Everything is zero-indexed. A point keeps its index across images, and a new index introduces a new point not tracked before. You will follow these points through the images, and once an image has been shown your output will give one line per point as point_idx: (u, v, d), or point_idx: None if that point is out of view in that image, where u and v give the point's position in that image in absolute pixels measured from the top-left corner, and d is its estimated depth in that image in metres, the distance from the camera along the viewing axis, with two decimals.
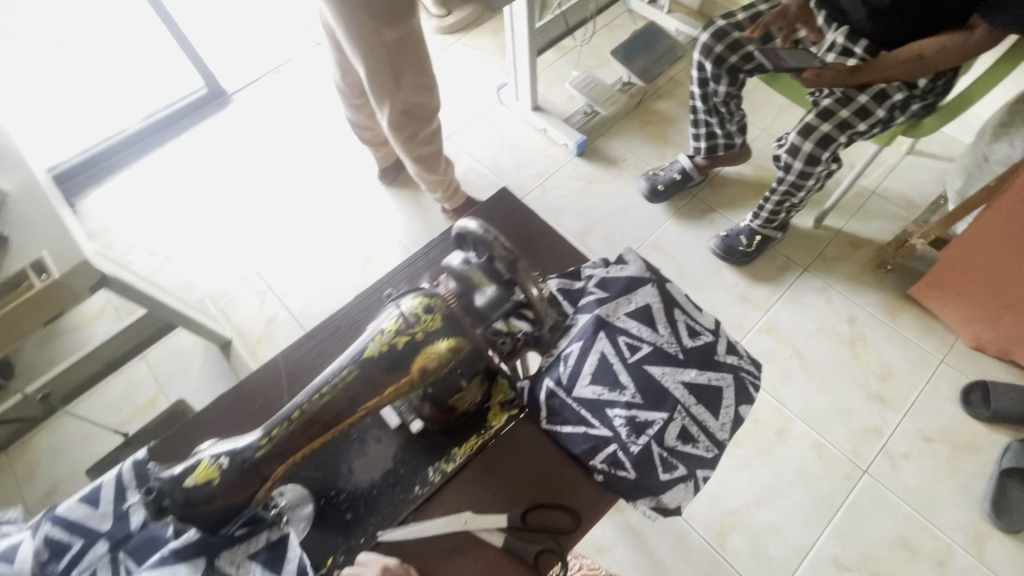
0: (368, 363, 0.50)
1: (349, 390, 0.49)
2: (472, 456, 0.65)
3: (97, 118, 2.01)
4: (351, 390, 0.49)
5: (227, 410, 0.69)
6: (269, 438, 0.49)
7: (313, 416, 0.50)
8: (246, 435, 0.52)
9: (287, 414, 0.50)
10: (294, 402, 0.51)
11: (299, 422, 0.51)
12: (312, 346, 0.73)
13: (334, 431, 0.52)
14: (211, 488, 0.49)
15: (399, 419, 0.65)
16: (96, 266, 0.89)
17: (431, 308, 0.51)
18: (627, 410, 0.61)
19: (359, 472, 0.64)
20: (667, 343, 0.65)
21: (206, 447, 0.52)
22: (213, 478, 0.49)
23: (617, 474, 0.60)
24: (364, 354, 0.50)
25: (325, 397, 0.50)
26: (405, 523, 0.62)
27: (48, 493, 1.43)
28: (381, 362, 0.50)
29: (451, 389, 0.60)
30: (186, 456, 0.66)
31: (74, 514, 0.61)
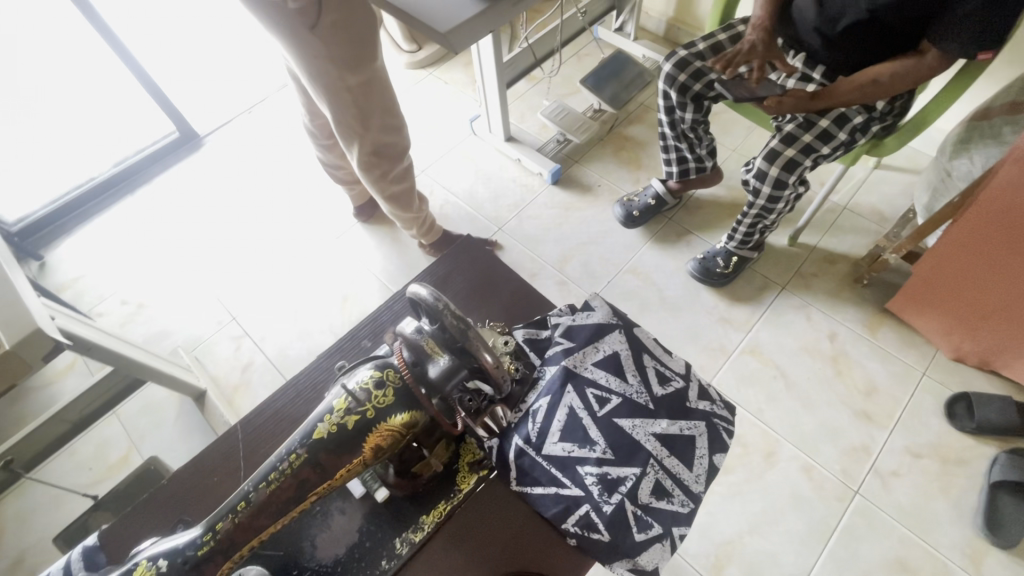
0: (317, 445, 0.50)
1: (297, 476, 0.49)
2: (441, 523, 0.62)
3: (68, 168, 1.99)
4: (299, 475, 0.49)
5: (184, 486, 0.66)
6: (213, 532, 0.49)
7: (261, 505, 0.49)
8: (190, 529, 0.50)
9: (233, 505, 0.49)
10: (242, 488, 0.51)
11: (248, 511, 0.50)
12: (273, 411, 0.70)
13: (286, 516, 0.51)
14: None
15: (364, 488, 0.63)
16: (50, 334, 0.85)
17: (382, 383, 0.51)
18: (598, 467, 0.59)
19: (323, 548, 0.61)
20: (636, 393, 0.64)
21: (147, 545, 0.51)
22: None
23: (590, 536, 0.58)
24: (314, 436, 0.50)
25: (272, 484, 0.49)
26: None
27: (12, 564, 1.35)
28: (330, 443, 0.50)
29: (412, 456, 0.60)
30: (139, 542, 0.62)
31: None
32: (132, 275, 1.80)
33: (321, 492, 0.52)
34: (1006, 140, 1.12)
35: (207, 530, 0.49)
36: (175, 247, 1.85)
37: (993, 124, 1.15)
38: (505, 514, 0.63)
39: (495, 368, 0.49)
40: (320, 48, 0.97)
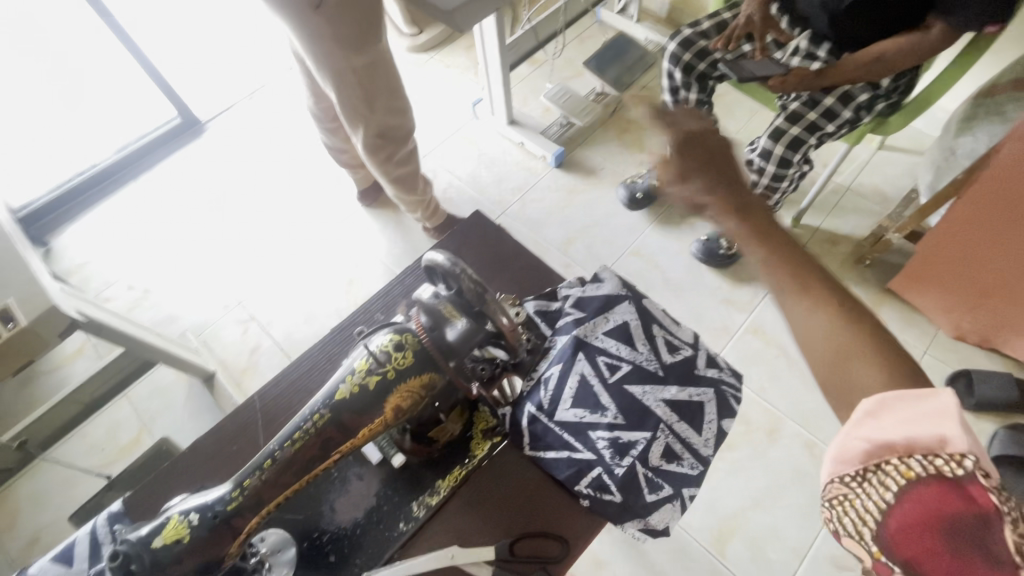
0: (339, 406, 0.51)
1: (320, 435, 0.50)
2: (457, 487, 0.64)
3: (71, 154, 1.99)
4: (321, 435, 0.50)
5: (202, 456, 0.67)
6: (239, 489, 0.50)
7: (285, 464, 0.51)
8: (216, 488, 0.52)
9: (259, 462, 0.50)
10: (267, 448, 0.52)
11: (273, 470, 0.51)
12: (288, 383, 0.72)
13: (310, 474, 0.52)
14: (181, 547, 0.48)
15: (381, 454, 0.64)
16: (65, 311, 0.87)
17: (401, 346, 0.52)
18: (610, 431, 0.60)
19: (342, 511, 0.62)
20: (646, 360, 0.65)
21: (176, 503, 0.52)
22: (183, 537, 0.49)
23: (603, 497, 0.60)
24: (336, 397, 0.51)
25: (296, 444, 0.51)
26: (391, 561, 0.60)
27: (30, 542, 1.38)
28: (352, 404, 0.51)
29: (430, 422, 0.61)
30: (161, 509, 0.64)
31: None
32: (138, 260, 1.80)
33: (344, 451, 0.54)
34: (1010, 117, 1.13)
35: (234, 487, 0.51)
36: (180, 232, 1.86)
37: (997, 101, 1.16)
38: (519, 478, 0.65)
39: (511, 331, 0.51)
40: (325, 28, 0.97)
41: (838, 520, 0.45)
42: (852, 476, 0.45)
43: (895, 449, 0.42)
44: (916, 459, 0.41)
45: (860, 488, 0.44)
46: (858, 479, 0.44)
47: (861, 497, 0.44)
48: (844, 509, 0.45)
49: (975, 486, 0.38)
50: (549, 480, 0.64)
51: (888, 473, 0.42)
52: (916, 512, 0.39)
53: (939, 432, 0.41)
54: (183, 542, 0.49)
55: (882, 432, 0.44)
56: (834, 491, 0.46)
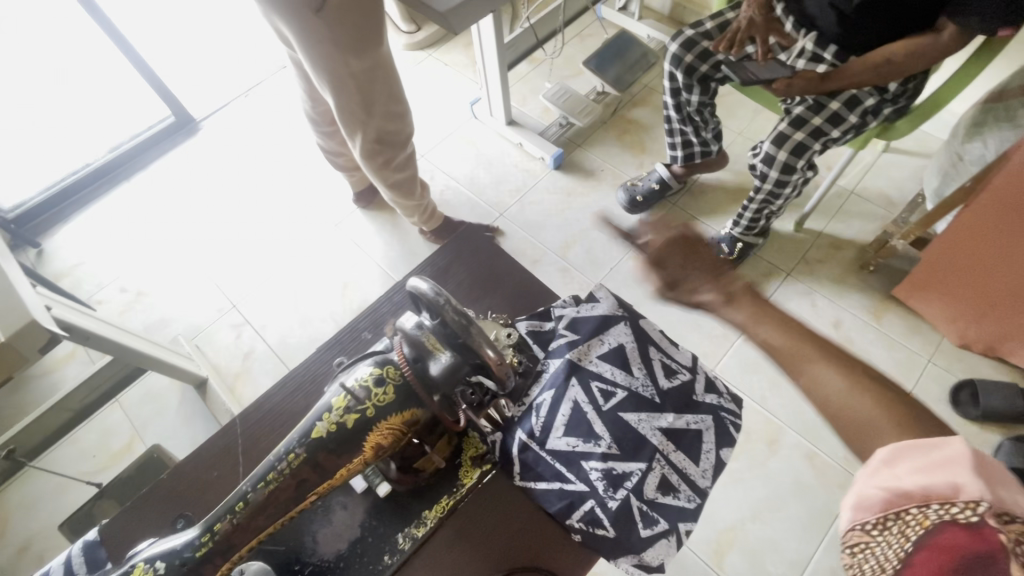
0: (316, 445, 0.48)
1: (295, 476, 0.48)
2: (444, 517, 0.62)
3: (63, 154, 1.96)
4: (297, 476, 0.48)
5: (182, 483, 0.65)
6: (211, 533, 0.48)
7: (260, 505, 0.49)
8: (188, 529, 0.50)
9: (231, 505, 0.48)
10: (240, 488, 0.49)
11: (247, 511, 0.49)
12: (272, 405, 0.69)
13: (287, 515, 0.50)
14: None
15: (366, 483, 0.62)
16: (46, 326, 0.84)
17: (382, 381, 0.49)
18: (603, 462, 0.58)
19: (324, 543, 0.60)
20: (642, 386, 0.62)
21: (144, 547, 0.50)
22: None
23: (595, 532, 0.57)
24: (312, 435, 0.49)
25: (270, 485, 0.48)
26: None
27: (20, 550, 1.36)
28: (329, 442, 0.49)
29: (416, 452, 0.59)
30: (141, 537, 0.62)
31: None
32: (131, 263, 1.78)
33: (323, 490, 0.51)
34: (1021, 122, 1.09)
35: (206, 531, 0.48)
36: (172, 234, 1.83)
37: (1008, 106, 1.12)
38: (509, 508, 0.62)
39: (497, 364, 0.48)
40: (325, 33, 0.94)
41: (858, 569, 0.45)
42: (872, 523, 0.45)
43: (911, 496, 0.43)
44: (932, 507, 0.41)
45: (882, 537, 0.44)
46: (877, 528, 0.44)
47: (883, 545, 0.44)
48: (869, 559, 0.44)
49: (988, 528, 0.38)
50: (540, 511, 0.62)
51: (909, 523, 0.43)
52: (935, 559, 0.39)
53: (955, 478, 0.41)
54: None
55: (897, 478, 0.44)
56: (854, 539, 0.46)
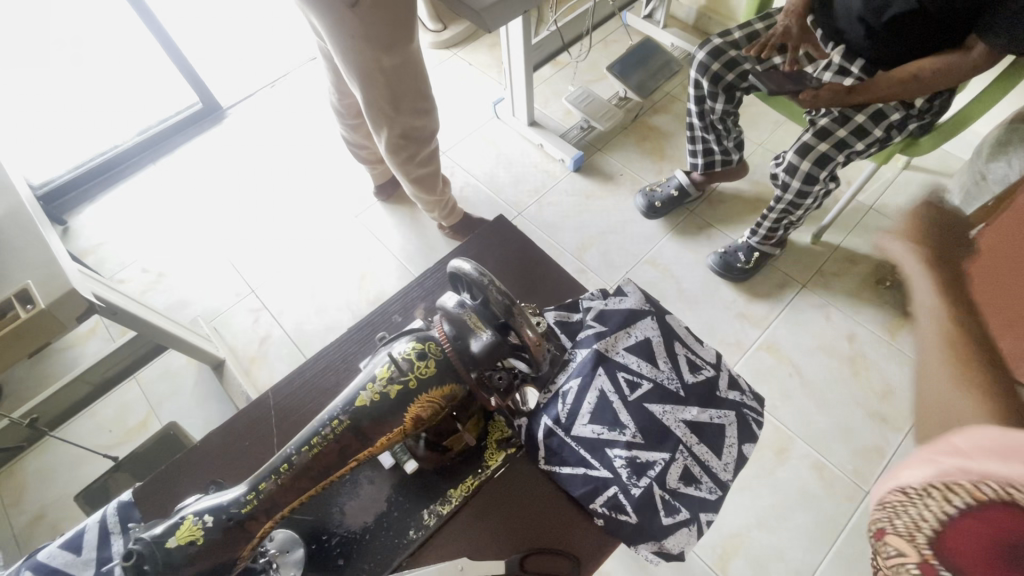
0: (358, 413, 0.50)
1: (338, 442, 0.50)
2: (468, 497, 0.63)
3: (93, 134, 2.01)
4: (339, 442, 0.50)
5: (216, 451, 0.67)
6: (256, 492, 0.50)
7: (302, 468, 0.51)
8: (232, 488, 0.52)
9: (275, 466, 0.50)
10: (283, 451, 0.52)
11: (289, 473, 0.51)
12: (304, 380, 0.71)
13: (326, 480, 0.52)
14: (195, 548, 0.48)
15: (394, 460, 0.63)
16: (84, 295, 0.87)
17: (424, 354, 0.51)
18: (627, 450, 0.59)
19: (352, 515, 0.62)
20: (667, 379, 0.64)
21: (190, 503, 0.52)
22: (197, 538, 0.48)
23: (618, 517, 0.59)
24: (356, 403, 0.51)
25: (314, 449, 0.50)
26: (400, 569, 0.59)
27: (35, 518, 1.39)
28: (372, 411, 0.51)
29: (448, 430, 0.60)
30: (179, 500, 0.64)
31: (55, 561, 0.58)
32: (154, 244, 1.81)
33: (358, 459, 0.53)
34: None
35: (251, 489, 0.51)
36: (196, 216, 1.87)
37: None
38: (533, 491, 0.64)
39: (536, 346, 0.50)
40: (354, 29, 0.96)
41: (886, 521, 0.42)
42: (917, 487, 0.41)
43: (969, 469, 0.38)
44: (988, 484, 0.37)
45: (924, 502, 0.40)
46: (922, 493, 0.41)
47: (918, 507, 0.40)
48: (903, 515, 0.41)
49: None
50: (561, 495, 0.63)
51: (956, 494, 0.38)
52: (978, 531, 0.36)
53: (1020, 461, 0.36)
54: (197, 543, 0.49)
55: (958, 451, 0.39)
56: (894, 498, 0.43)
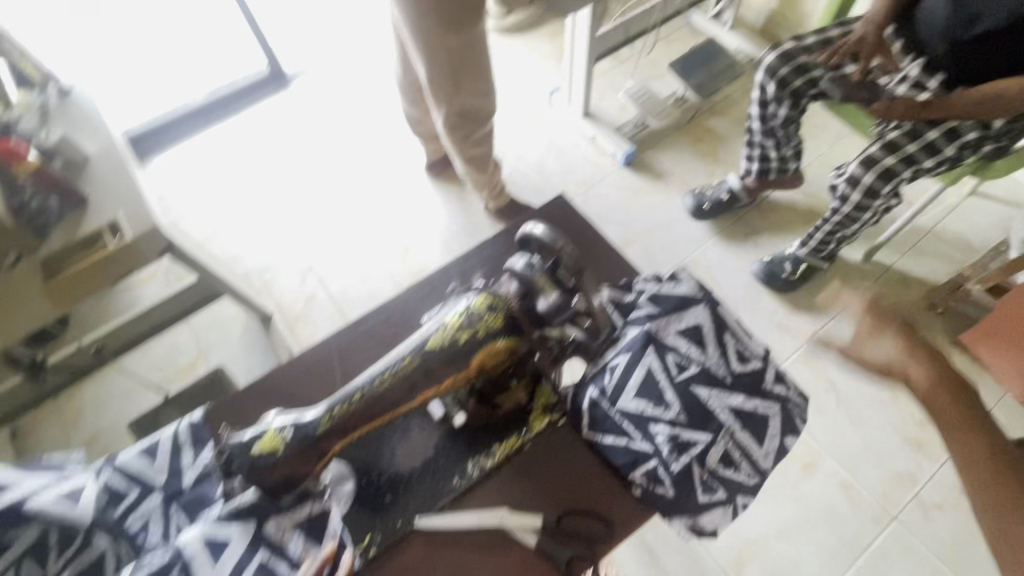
0: (429, 354, 0.54)
1: (409, 377, 0.53)
2: (511, 454, 0.66)
3: (166, 90, 2.11)
4: (410, 378, 0.53)
5: (280, 385, 0.72)
6: (330, 415, 0.54)
7: (372, 399, 0.54)
8: (308, 410, 0.56)
9: (349, 394, 0.54)
10: (356, 383, 0.56)
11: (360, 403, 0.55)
12: (363, 329, 0.75)
13: (391, 414, 0.56)
14: (275, 457, 0.53)
15: (443, 411, 0.66)
16: (162, 233, 0.94)
17: (494, 307, 0.55)
18: (670, 427, 0.61)
19: (401, 457, 0.65)
20: (715, 365, 0.65)
21: (269, 419, 0.56)
22: (278, 448, 0.53)
23: (655, 490, 0.61)
24: (427, 345, 0.54)
25: (386, 381, 0.54)
26: (443, 511, 0.63)
27: (90, 440, 1.50)
28: (442, 354, 0.54)
29: (501, 387, 0.63)
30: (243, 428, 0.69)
31: (132, 465, 0.64)
32: (214, 199, 1.90)
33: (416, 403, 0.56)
34: None
35: (326, 412, 0.55)
36: (255, 176, 1.95)
37: None
38: (572, 457, 0.67)
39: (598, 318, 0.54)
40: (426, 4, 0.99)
41: None
42: None
43: None
44: None
45: None
46: None
47: None
48: None
49: None
50: (600, 464, 0.66)
51: None
52: None
53: None
54: (277, 452, 0.53)
55: None
56: None
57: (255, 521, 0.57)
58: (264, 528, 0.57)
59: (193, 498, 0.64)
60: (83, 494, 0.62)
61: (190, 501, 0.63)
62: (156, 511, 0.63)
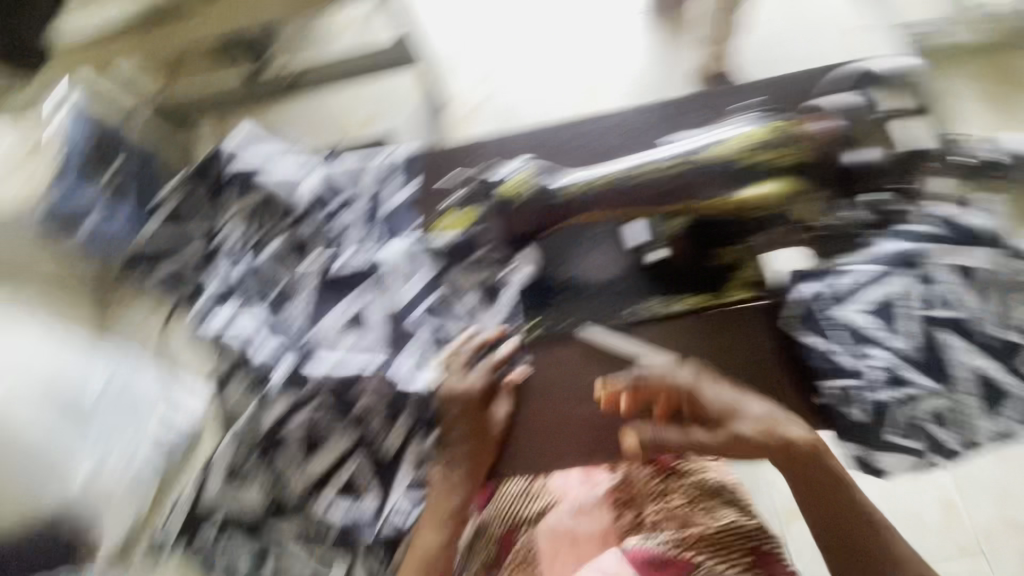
0: (706, 166, 0.49)
1: (675, 181, 0.50)
2: (698, 312, 0.58)
3: None
4: (676, 181, 0.50)
5: (482, 155, 0.66)
6: (582, 187, 0.53)
7: (623, 189, 0.52)
8: (557, 175, 0.55)
9: (601, 176, 0.52)
10: (609, 170, 0.53)
11: (606, 188, 0.53)
12: (581, 131, 0.65)
13: (632, 213, 0.53)
14: (516, 202, 0.55)
15: (641, 241, 0.58)
16: None
17: (795, 141, 0.47)
18: (893, 358, 0.50)
19: (583, 266, 0.60)
20: (1008, 320, 0.47)
21: (510, 166, 0.58)
22: (518, 195, 0.55)
23: (844, 408, 0.53)
24: (704, 153, 0.49)
25: (643, 175, 0.51)
26: (607, 331, 0.59)
27: None
28: (724, 171, 0.49)
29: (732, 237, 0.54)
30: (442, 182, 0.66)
31: (344, 171, 0.68)
32: None
33: (673, 210, 0.52)
34: None
35: (569, 185, 0.54)
36: None
37: None
38: (763, 343, 0.57)
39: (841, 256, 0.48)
40: None
41: None
42: None
43: None
44: None
45: None
46: None
47: None
48: None
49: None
50: (788, 359, 0.56)
51: None
52: None
53: None
54: (516, 197, 0.55)
55: None
56: None
57: (449, 260, 0.61)
58: (449, 272, 0.62)
59: (389, 217, 0.65)
60: (303, 181, 0.66)
61: (389, 218, 0.65)
62: (358, 216, 0.66)
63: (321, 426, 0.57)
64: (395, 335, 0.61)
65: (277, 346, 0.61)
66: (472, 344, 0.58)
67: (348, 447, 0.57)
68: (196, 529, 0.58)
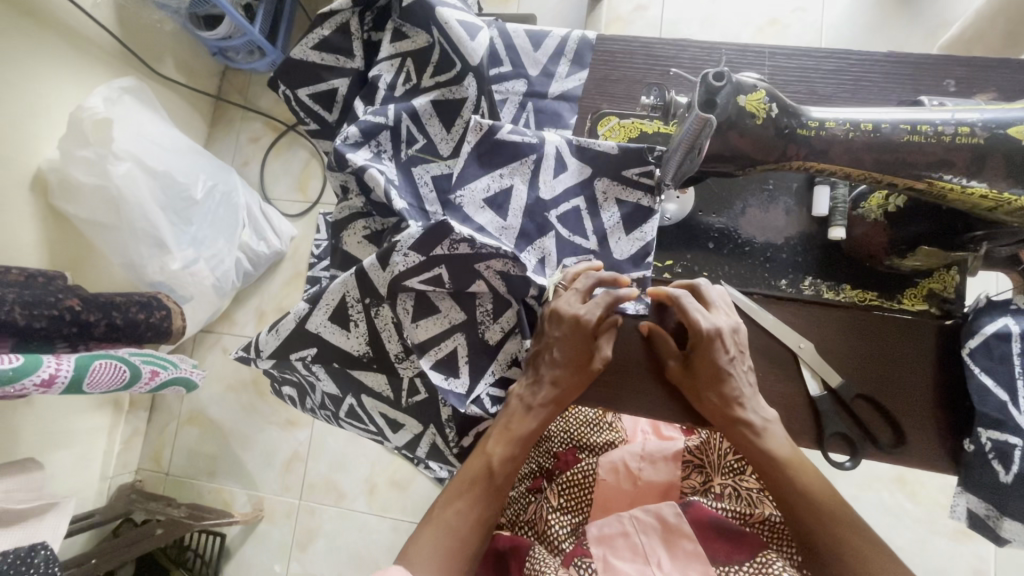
0: (1006, 141, 0.41)
1: (967, 151, 0.41)
2: (859, 305, 0.53)
3: None
4: (968, 152, 0.41)
5: (681, 62, 0.59)
6: (846, 129, 0.43)
7: (883, 143, 0.43)
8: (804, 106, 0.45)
9: (860, 122, 0.43)
10: (867, 114, 0.44)
11: (859, 139, 0.43)
12: (802, 66, 0.57)
13: (875, 180, 0.44)
14: (755, 124, 0.43)
15: (826, 212, 0.53)
16: None
17: None
18: None
19: (747, 220, 0.55)
20: None
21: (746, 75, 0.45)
22: (758, 116, 0.43)
23: (990, 462, 0.47)
24: (1008, 129, 0.41)
25: (918, 134, 0.42)
26: (750, 295, 0.54)
27: None
28: None
29: (953, 245, 0.47)
30: (623, 86, 0.60)
31: (517, 41, 0.60)
32: None
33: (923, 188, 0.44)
34: None
35: (817, 120, 0.44)
36: None
37: None
38: (915, 361, 0.52)
39: None
40: None
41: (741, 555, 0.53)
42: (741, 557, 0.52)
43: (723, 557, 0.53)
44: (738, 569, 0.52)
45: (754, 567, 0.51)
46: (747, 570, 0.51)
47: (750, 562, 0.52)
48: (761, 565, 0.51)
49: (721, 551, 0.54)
50: (936, 389, 0.51)
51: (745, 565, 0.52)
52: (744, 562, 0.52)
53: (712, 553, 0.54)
54: (753, 120, 0.43)
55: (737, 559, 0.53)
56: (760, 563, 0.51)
57: (609, 173, 0.54)
58: (594, 182, 0.55)
59: (549, 110, 0.60)
60: (481, 34, 0.55)
61: (544, 111, 0.60)
62: (516, 98, 0.60)
63: (443, 289, 0.52)
64: (533, 223, 0.54)
65: (417, 199, 0.55)
66: (595, 273, 0.52)
67: (463, 321, 0.54)
68: (291, 352, 0.56)
